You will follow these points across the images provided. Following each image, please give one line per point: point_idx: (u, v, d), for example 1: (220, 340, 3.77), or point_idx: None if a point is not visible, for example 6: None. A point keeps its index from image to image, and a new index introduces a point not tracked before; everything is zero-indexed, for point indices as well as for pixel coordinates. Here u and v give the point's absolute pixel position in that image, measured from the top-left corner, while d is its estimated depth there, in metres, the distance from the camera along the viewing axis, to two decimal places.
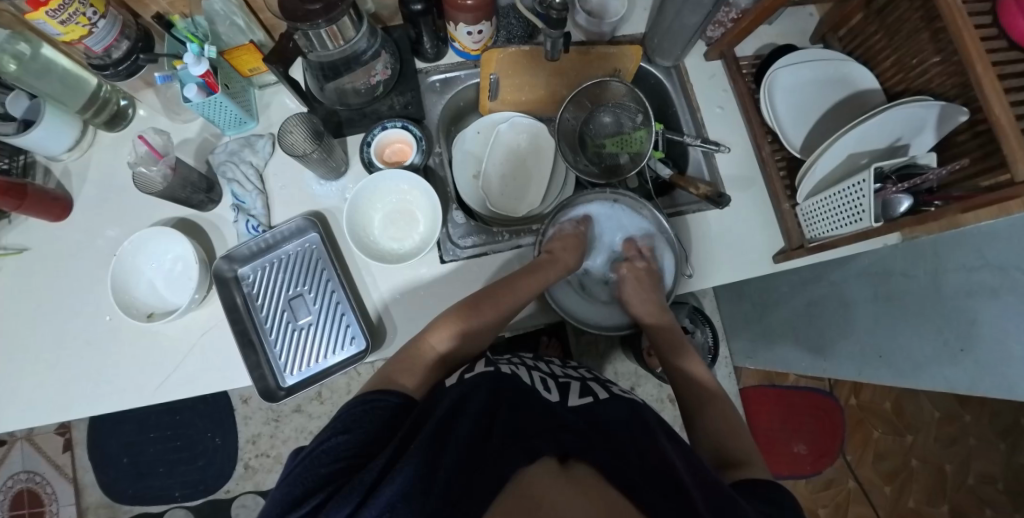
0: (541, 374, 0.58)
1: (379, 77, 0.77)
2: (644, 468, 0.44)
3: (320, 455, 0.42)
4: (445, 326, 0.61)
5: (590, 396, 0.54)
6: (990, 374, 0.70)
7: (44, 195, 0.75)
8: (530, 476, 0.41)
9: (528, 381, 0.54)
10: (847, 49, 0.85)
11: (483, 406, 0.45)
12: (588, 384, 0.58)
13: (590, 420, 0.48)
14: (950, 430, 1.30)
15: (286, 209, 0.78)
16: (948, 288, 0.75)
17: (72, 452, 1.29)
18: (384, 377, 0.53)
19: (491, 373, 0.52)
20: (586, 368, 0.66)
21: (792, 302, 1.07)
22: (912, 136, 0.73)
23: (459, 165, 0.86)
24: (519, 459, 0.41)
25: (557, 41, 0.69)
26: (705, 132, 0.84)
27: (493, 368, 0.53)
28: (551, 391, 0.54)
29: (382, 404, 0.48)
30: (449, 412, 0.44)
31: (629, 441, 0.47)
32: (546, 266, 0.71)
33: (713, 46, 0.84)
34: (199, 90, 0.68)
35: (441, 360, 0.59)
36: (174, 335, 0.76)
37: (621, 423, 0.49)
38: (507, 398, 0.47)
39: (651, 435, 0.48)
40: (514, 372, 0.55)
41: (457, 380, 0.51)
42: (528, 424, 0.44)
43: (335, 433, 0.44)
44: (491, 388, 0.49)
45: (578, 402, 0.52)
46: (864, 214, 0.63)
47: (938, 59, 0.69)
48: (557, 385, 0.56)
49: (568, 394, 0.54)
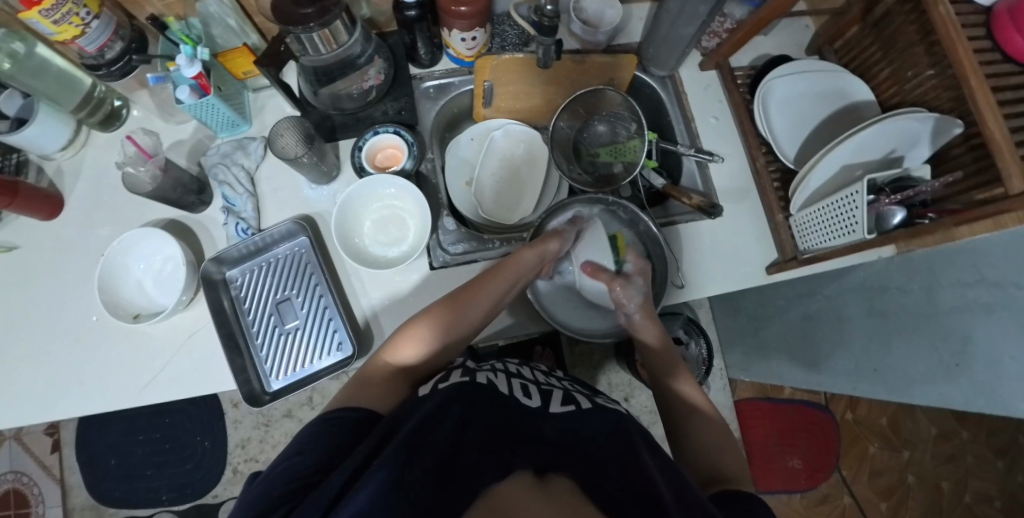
0: (519, 379, 0.56)
1: (372, 82, 0.78)
2: (626, 489, 0.43)
3: (278, 473, 0.40)
4: (419, 331, 0.59)
5: (572, 404, 0.52)
6: (986, 392, 0.69)
7: (36, 193, 0.75)
8: (502, 490, 0.41)
9: (506, 389, 0.52)
10: (843, 62, 0.85)
11: (458, 413, 0.45)
12: (571, 392, 0.56)
13: (570, 433, 0.47)
14: (947, 447, 1.29)
15: (277, 213, 0.78)
16: (941, 304, 0.74)
17: (60, 453, 1.28)
18: (352, 395, 0.51)
19: (467, 382, 0.49)
20: (569, 379, 0.64)
21: (787, 316, 1.06)
22: (907, 149, 0.73)
23: (453, 173, 0.85)
24: (489, 472, 0.40)
25: (549, 49, 0.69)
26: (699, 143, 0.84)
27: (469, 378, 0.50)
28: (532, 398, 0.52)
29: (349, 417, 0.47)
30: (422, 416, 0.43)
31: (609, 456, 0.46)
32: (518, 259, 0.68)
33: (708, 56, 0.84)
34: (192, 92, 0.69)
35: (408, 363, 0.57)
36: (160, 336, 0.75)
37: (603, 433, 0.48)
38: (482, 407, 0.46)
39: (633, 448, 0.47)
40: (491, 382, 0.52)
41: (430, 391, 0.48)
42: (503, 439, 0.44)
43: (295, 450, 0.42)
44: (466, 400, 0.46)
45: (560, 410, 0.50)
46: (857, 225, 0.62)
47: (933, 72, 0.69)
48: (539, 392, 0.54)
49: (551, 401, 0.52)
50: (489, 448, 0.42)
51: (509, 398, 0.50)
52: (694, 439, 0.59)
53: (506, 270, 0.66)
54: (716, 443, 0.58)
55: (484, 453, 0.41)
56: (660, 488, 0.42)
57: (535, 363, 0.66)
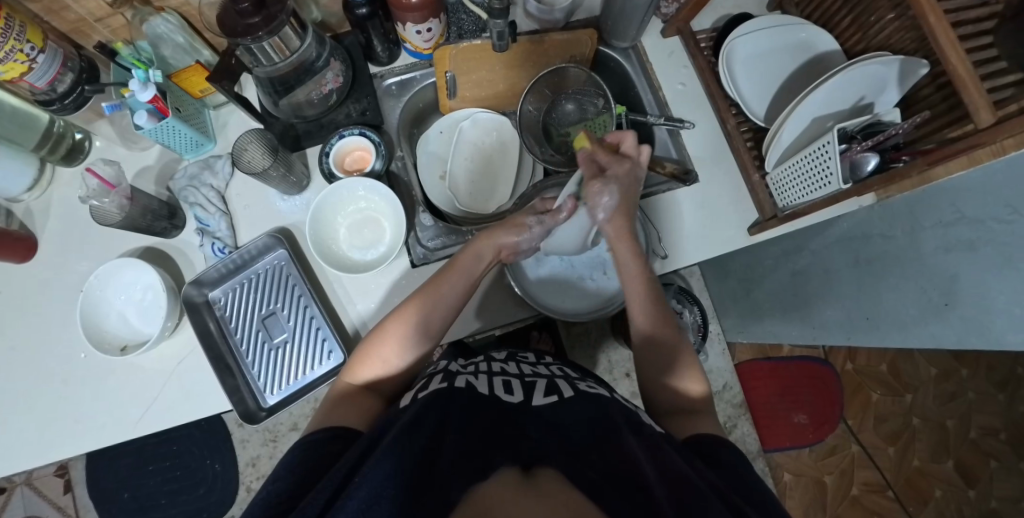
0: (501, 376, 0.60)
1: (331, 86, 0.76)
2: (606, 470, 0.43)
3: (265, 504, 0.42)
4: (384, 339, 0.61)
5: (554, 395, 0.55)
6: (974, 328, 0.69)
7: (7, 237, 0.74)
8: (485, 490, 0.41)
9: (490, 388, 0.55)
10: (805, 14, 0.84)
11: (438, 419, 0.47)
12: (555, 381, 0.59)
13: (551, 427, 0.49)
14: (948, 386, 1.30)
15: (252, 229, 0.77)
16: (925, 246, 0.75)
17: (72, 493, 1.28)
18: (336, 409, 0.55)
19: (443, 390, 0.52)
20: (558, 365, 0.69)
21: (776, 274, 1.07)
22: (876, 94, 0.72)
23: (425, 168, 0.83)
24: (470, 476, 0.41)
25: (503, 31, 0.67)
26: (669, 111, 0.83)
27: (445, 384, 0.54)
28: (514, 393, 0.55)
29: (337, 438, 0.50)
30: (404, 424, 0.45)
31: (592, 444, 0.47)
32: (468, 253, 0.65)
33: (669, 23, 0.83)
34: (150, 116, 0.67)
35: (386, 366, 0.60)
36: (150, 366, 0.75)
37: (586, 423, 0.50)
38: (460, 411, 0.49)
39: (615, 432, 0.48)
40: (470, 385, 0.55)
41: (410, 401, 0.52)
42: (486, 442, 0.45)
43: (281, 472, 0.44)
44: (443, 409, 0.49)
45: (542, 402, 0.53)
46: (831, 177, 0.63)
47: (894, 15, 0.69)
48: (522, 385, 0.58)
49: (533, 393, 0.55)
50: (469, 449, 0.44)
51: (491, 398, 0.53)
52: (651, 375, 0.62)
53: (466, 266, 0.65)
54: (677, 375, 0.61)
55: (466, 456, 0.43)
56: (643, 469, 0.43)
57: (522, 355, 0.71)
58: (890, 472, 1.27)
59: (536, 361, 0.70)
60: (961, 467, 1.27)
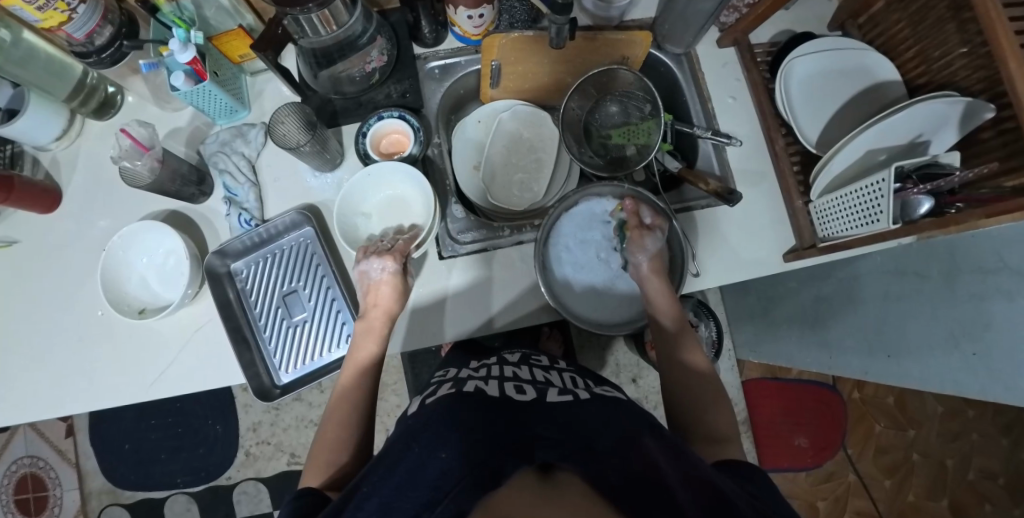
0: (512, 381, 0.58)
1: (374, 64, 0.74)
2: (625, 474, 0.41)
3: None
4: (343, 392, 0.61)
5: (569, 394, 0.55)
6: (1002, 380, 0.68)
7: (31, 187, 0.73)
8: (500, 498, 0.38)
9: (498, 389, 0.55)
10: (867, 38, 0.80)
11: (445, 424, 0.46)
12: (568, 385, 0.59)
13: (566, 425, 0.48)
14: (953, 425, 1.29)
15: (280, 202, 0.76)
16: (963, 290, 0.73)
17: (74, 438, 1.30)
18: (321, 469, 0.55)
19: (456, 395, 0.52)
20: (571, 368, 0.69)
21: (798, 299, 1.05)
22: (933, 132, 0.70)
23: (460, 156, 0.83)
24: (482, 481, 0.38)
25: (563, 28, 0.64)
26: (716, 125, 0.80)
27: (456, 390, 0.54)
28: (527, 392, 0.55)
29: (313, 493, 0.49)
30: (415, 430, 0.46)
31: (609, 444, 0.45)
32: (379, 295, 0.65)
33: (726, 32, 0.80)
34: (187, 79, 0.66)
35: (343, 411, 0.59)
36: (167, 331, 0.74)
37: (601, 423, 0.49)
38: (469, 412, 0.48)
39: (630, 435, 0.47)
40: (478, 389, 0.54)
41: (419, 407, 0.52)
42: (498, 438, 0.43)
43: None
44: (450, 414, 0.47)
45: (556, 398, 0.54)
46: (881, 214, 0.61)
47: (965, 51, 0.65)
48: (536, 387, 0.57)
49: (546, 393, 0.55)
50: (478, 447, 0.41)
51: (503, 399, 0.52)
52: (669, 354, 0.66)
53: (384, 300, 0.65)
54: (712, 404, 0.60)
55: (473, 450, 0.41)
56: (661, 472, 0.42)
57: (535, 357, 0.71)
58: (883, 503, 1.27)
59: (549, 365, 0.69)
60: (955, 506, 1.27)
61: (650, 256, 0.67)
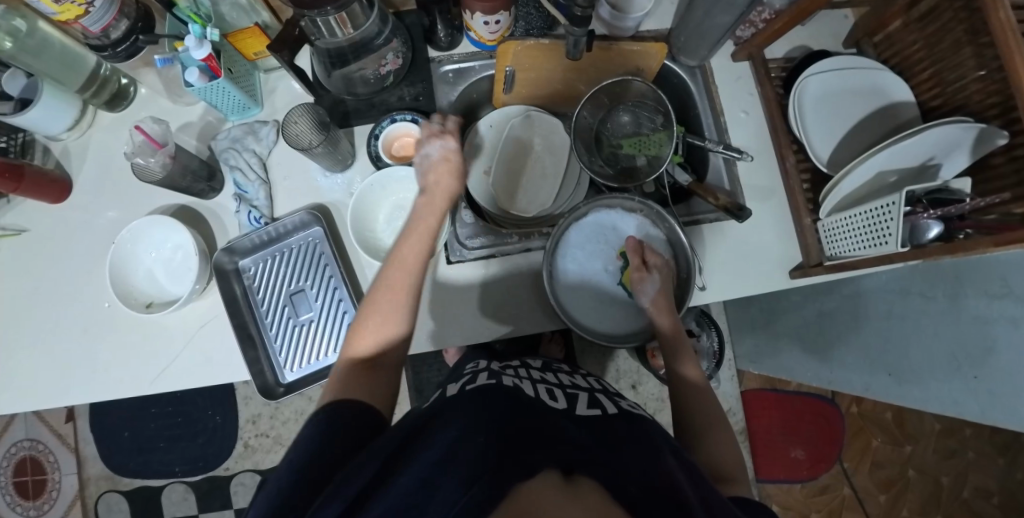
0: (544, 384, 0.59)
1: (389, 67, 0.74)
2: (650, 488, 0.41)
3: (290, 470, 0.42)
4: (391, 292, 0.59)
5: (598, 408, 0.55)
6: (1003, 405, 0.68)
7: (41, 177, 0.74)
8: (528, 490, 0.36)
9: (534, 392, 0.55)
10: (881, 57, 0.80)
11: (479, 415, 0.45)
12: (596, 396, 0.59)
13: (595, 435, 0.48)
14: (950, 443, 1.30)
15: (290, 201, 0.76)
16: (967, 314, 0.73)
17: (74, 423, 1.30)
18: (343, 381, 0.53)
19: (491, 387, 0.52)
20: (592, 378, 0.69)
21: (801, 313, 1.06)
22: (944, 156, 0.70)
23: (470, 160, 0.84)
24: (518, 471, 0.37)
25: (580, 39, 0.64)
26: (727, 139, 0.80)
27: (495, 381, 0.54)
28: (559, 400, 0.55)
29: (339, 412, 0.48)
30: (447, 418, 0.46)
31: (635, 458, 0.45)
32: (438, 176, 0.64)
33: (741, 46, 0.80)
34: (201, 75, 0.65)
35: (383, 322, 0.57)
36: (173, 326, 0.74)
37: (626, 436, 0.49)
38: (501, 406, 0.47)
39: (656, 452, 0.47)
40: (518, 385, 0.55)
41: (458, 392, 0.52)
42: (538, 437, 0.43)
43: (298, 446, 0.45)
44: (483, 406, 0.47)
45: (585, 412, 0.54)
46: (890, 237, 0.61)
47: (980, 75, 0.65)
48: (564, 395, 0.58)
49: (576, 404, 0.55)
50: (516, 441, 0.40)
51: (537, 401, 0.52)
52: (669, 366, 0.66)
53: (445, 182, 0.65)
54: (716, 429, 0.59)
55: (511, 442, 0.40)
56: (685, 491, 0.42)
57: (557, 364, 0.71)
58: None
59: (572, 372, 0.70)
60: None
61: (652, 297, 0.67)
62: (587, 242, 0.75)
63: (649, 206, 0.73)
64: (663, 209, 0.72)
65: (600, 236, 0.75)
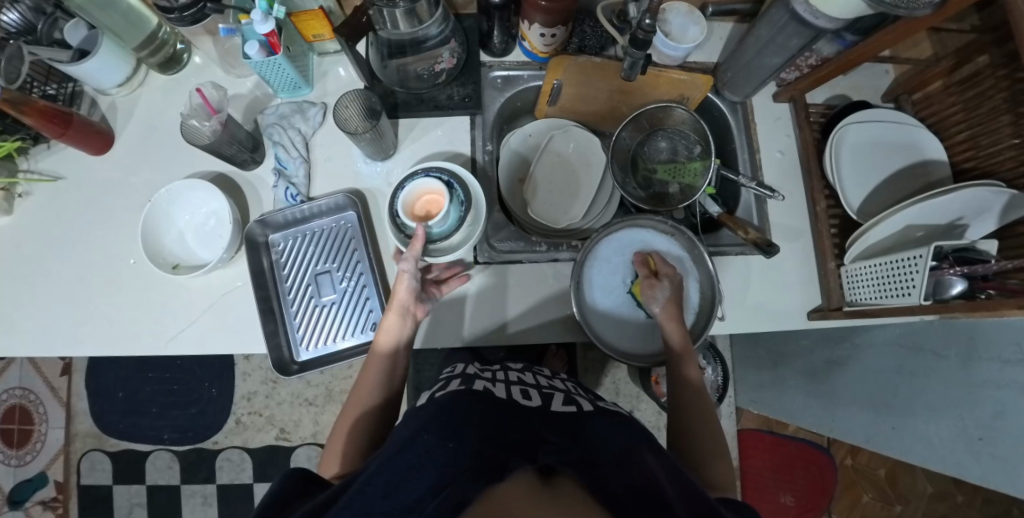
0: (520, 385, 0.59)
1: (444, 65, 0.76)
2: (628, 485, 0.41)
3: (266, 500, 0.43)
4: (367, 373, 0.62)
5: (574, 405, 0.56)
6: (1005, 469, 0.68)
7: (87, 127, 0.75)
8: (498, 491, 0.39)
9: (510, 392, 0.55)
10: (918, 115, 0.82)
11: (455, 411, 0.46)
12: (574, 396, 0.59)
13: (569, 433, 0.48)
14: (940, 508, 1.28)
15: (329, 181, 0.77)
16: (977, 375, 0.72)
17: (69, 377, 1.30)
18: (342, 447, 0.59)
19: (465, 390, 0.51)
20: (570, 381, 0.68)
21: (809, 357, 1.06)
22: (974, 216, 0.70)
23: (507, 166, 0.86)
24: (487, 475, 0.38)
25: (637, 61, 0.66)
26: (760, 176, 0.81)
27: (467, 386, 0.53)
28: (534, 399, 0.55)
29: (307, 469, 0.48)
30: (424, 418, 0.45)
31: (611, 457, 0.45)
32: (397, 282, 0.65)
33: (785, 88, 0.81)
34: (261, 49, 0.67)
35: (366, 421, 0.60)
36: (195, 289, 0.75)
37: (599, 432, 0.49)
38: (478, 405, 0.48)
39: (634, 451, 0.46)
40: (489, 388, 0.54)
41: (429, 399, 0.52)
42: (512, 436, 0.44)
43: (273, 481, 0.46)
44: (461, 402, 0.48)
45: (561, 409, 0.54)
46: (914, 288, 0.61)
47: (1014, 143, 0.67)
48: (541, 393, 0.58)
49: (551, 402, 0.56)
50: (488, 445, 0.41)
51: (511, 400, 0.52)
52: (675, 373, 0.65)
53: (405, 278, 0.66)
54: (714, 448, 0.58)
55: (482, 452, 0.40)
56: (664, 488, 0.41)
57: (538, 367, 0.71)
58: None
59: (551, 375, 0.69)
60: None
61: (663, 304, 0.67)
62: (614, 248, 0.77)
63: (679, 229, 0.75)
64: (692, 232, 0.74)
65: (629, 247, 0.77)
